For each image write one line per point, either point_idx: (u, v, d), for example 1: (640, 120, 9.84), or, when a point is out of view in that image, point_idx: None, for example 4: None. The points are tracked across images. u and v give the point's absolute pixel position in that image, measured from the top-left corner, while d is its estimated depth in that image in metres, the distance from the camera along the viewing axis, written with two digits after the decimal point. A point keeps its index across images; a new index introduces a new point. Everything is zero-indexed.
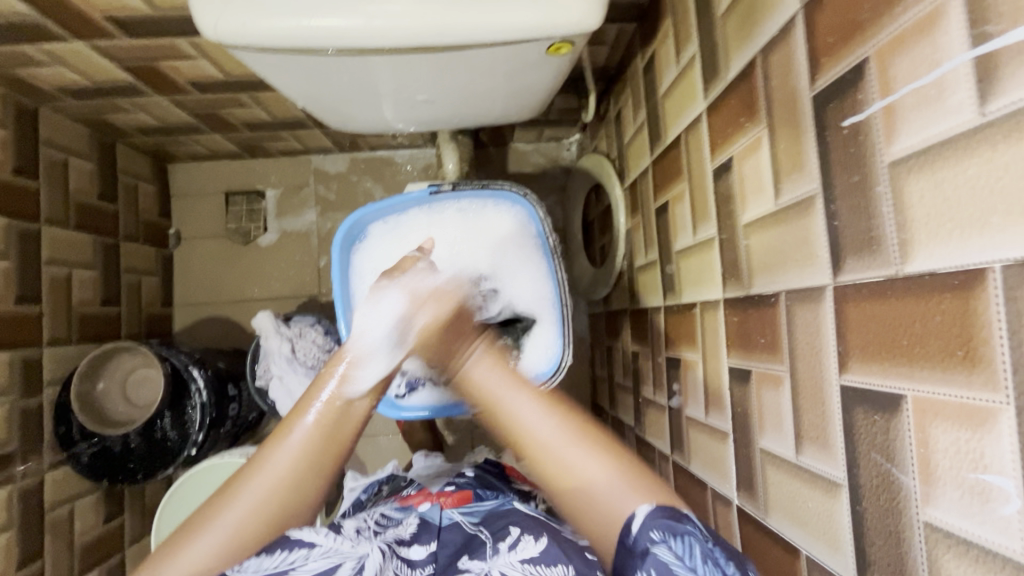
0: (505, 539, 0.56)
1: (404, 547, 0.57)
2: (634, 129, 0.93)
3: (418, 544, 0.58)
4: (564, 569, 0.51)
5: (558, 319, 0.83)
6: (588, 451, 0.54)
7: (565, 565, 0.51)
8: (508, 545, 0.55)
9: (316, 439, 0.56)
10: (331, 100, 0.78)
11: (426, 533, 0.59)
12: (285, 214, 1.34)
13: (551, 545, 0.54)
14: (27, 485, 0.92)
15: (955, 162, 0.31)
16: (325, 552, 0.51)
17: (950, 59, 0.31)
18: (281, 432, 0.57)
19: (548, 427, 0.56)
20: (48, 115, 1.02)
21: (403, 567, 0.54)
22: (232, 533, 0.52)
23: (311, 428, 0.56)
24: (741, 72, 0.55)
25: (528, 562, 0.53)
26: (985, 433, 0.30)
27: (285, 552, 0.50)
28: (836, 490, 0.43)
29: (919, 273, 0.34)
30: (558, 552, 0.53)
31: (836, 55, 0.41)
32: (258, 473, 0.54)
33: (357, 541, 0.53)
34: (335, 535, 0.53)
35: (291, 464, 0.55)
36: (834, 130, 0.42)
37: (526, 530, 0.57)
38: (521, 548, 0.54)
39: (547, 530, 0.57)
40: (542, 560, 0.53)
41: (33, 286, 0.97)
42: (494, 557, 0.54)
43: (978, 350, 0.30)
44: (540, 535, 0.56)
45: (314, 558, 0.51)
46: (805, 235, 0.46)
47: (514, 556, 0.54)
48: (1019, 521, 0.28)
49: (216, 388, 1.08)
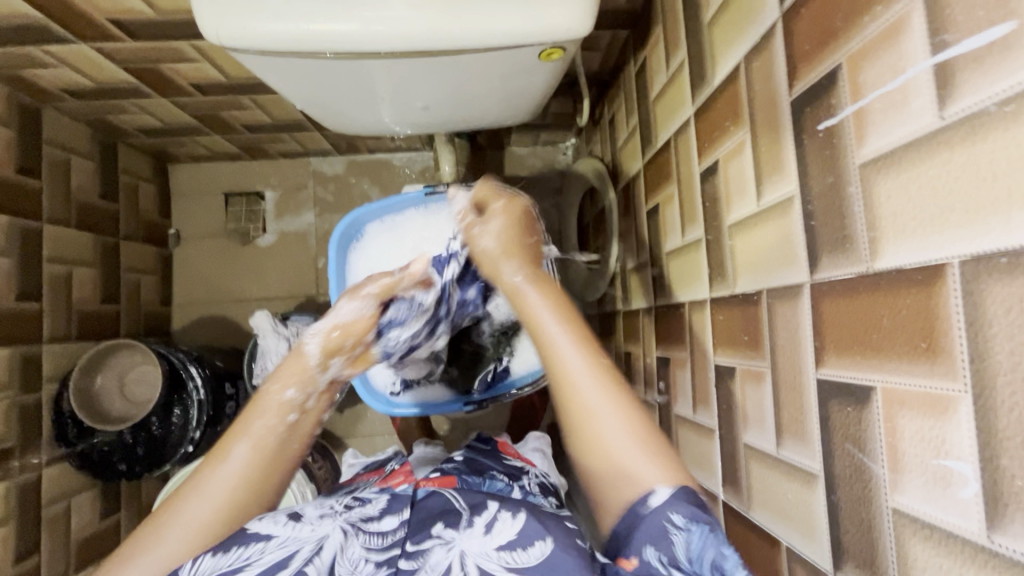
0: (481, 516, 0.52)
1: (373, 522, 0.54)
2: (627, 133, 0.95)
3: (389, 515, 0.55)
4: (541, 548, 0.47)
5: None
6: (618, 416, 0.50)
7: (544, 541, 0.48)
8: (485, 524, 0.51)
9: (259, 453, 0.53)
10: (329, 103, 0.80)
11: (396, 505, 0.57)
12: (284, 216, 1.36)
13: (529, 521, 0.50)
14: (24, 480, 0.93)
15: (918, 163, 0.33)
16: (282, 541, 0.48)
17: (914, 66, 0.33)
18: (234, 430, 0.54)
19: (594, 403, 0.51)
20: (51, 116, 1.04)
21: (370, 539, 0.52)
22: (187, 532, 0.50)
23: (270, 423, 0.54)
24: (726, 78, 0.57)
25: (506, 547, 0.48)
26: (946, 421, 0.32)
27: (241, 547, 0.47)
28: (813, 481, 0.44)
29: (887, 269, 0.35)
30: (535, 528, 0.49)
31: (812, 61, 0.43)
32: (208, 478, 0.52)
33: (317, 524, 0.51)
34: (295, 522, 0.51)
35: (241, 469, 0.52)
36: (810, 133, 0.43)
37: (504, 507, 0.52)
38: (499, 530, 0.50)
39: (526, 505, 0.53)
40: (518, 543, 0.48)
41: (34, 283, 0.98)
42: (468, 534, 0.50)
43: (940, 342, 0.32)
44: (519, 512, 0.51)
45: (273, 547, 0.48)
46: (784, 235, 0.47)
47: (489, 538, 0.49)
48: (976, 504, 0.30)
49: (214, 386, 1.09)
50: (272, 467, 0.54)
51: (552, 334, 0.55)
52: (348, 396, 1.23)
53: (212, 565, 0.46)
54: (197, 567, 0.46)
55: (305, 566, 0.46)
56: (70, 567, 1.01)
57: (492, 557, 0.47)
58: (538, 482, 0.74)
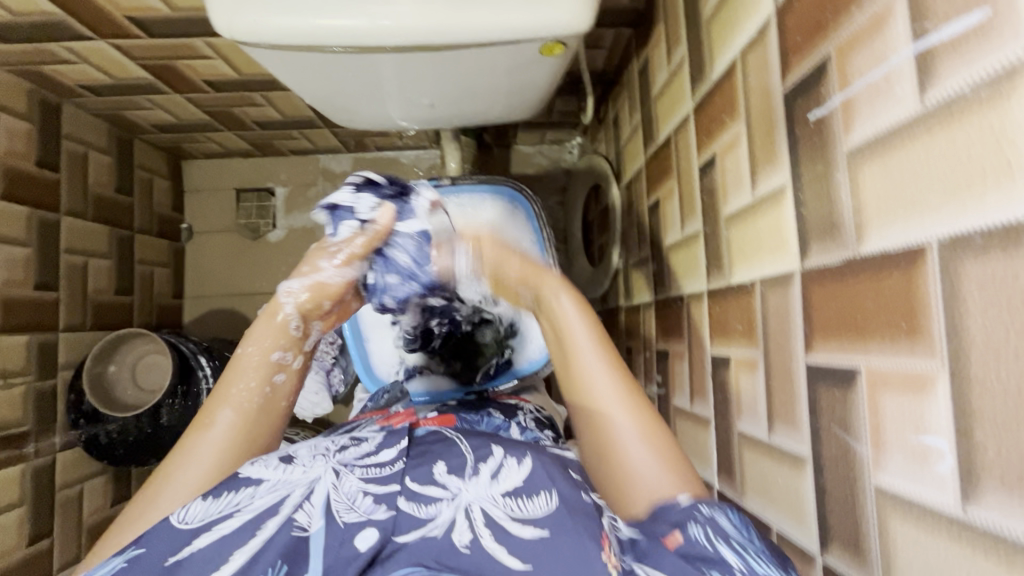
0: (487, 463, 0.48)
1: (370, 456, 0.50)
2: (630, 129, 0.96)
3: (387, 448, 0.51)
4: (548, 499, 0.44)
5: None
6: (636, 423, 0.49)
7: (547, 492, 0.45)
8: (492, 470, 0.47)
9: (241, 423, 0.50)
10: (337, 98, 0.82)
11: (393, 438, 0.53)
12: (293, 211, 1.38)
13: (537, 468, 0.47)
14: (39, 463, 0.96)
15: (901, 149, 0.34)
16: (273, 486, 0.45)
17: (897, 54, 0.34)
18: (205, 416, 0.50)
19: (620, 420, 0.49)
20: (70, 111, 1.07)
21: (369, 471, 0.48)
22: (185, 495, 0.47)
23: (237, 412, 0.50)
24: (724, 71, 0.58)
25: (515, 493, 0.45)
26: (924, 398, 0.32)
27: (232, 494, 0.44)
28: (802, 465, 0.45)
29: (873, 253, 0.36)
30: (543, 477, 0.46)
31: (804, 53, 0.44)
32: (197, 446, 0.49)
33: (309, 466, 0.48)
34: (286, 465, 0.47)
35: (227, 438, 0.49)
36: (802, 122, 0.44)
37: (510, 453, 0.49)
38: (505, 477, 0.46)
39: (531, 449, 0.50)
40: (525, 491, 0.45)
41: (51, 273, 1.01)
42: (474, 485, 0.46)
43: (919, 321, 0.33)
44: (525, 458, 0.48)
45: (260, 494, 0.44)
46: (777, 224, 0.48)
47: (495, 485, 0.46)
48: (953, 478, 0.31)
49: (222, 376, 1.12)
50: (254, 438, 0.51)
51: (581, 345, 0.53)
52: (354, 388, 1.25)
53: (202, 511, 0.43)
54: (187, 514, 0.43)
55: (295, 512, 0.43)
56: (82, 550, 1.03)
57: (498, 504, 0.44)
58: (532, 417, 0.77)
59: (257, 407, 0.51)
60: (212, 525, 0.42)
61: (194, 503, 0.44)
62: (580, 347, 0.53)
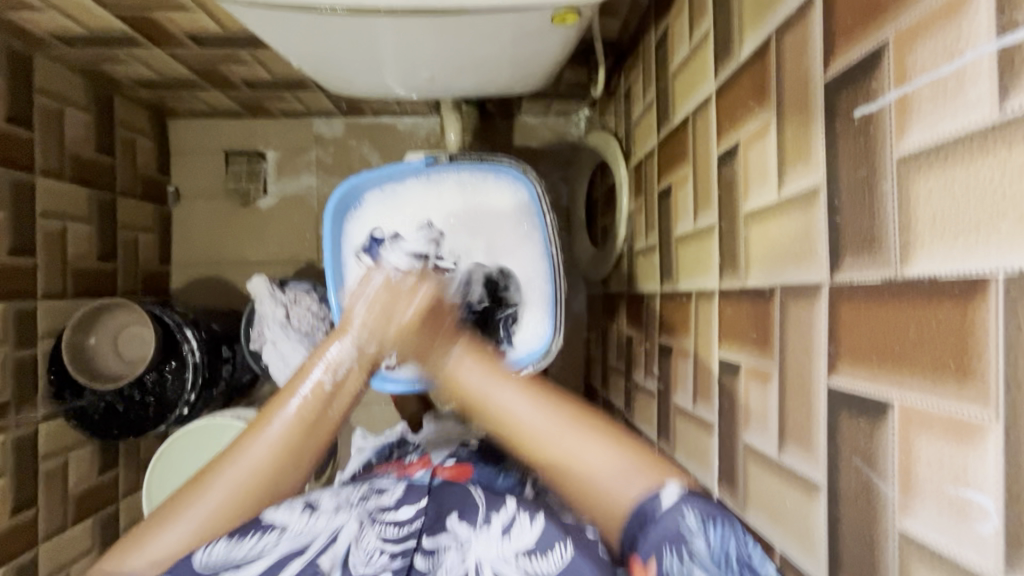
0: (499, 514, 0.52)
1: (391, 511, 0.57)
2: (643, 107, 0.90)
3: (405, 505, 0.57)
4: (561, 554, 0.47)
5: (551, 298, 0.81)
6: (597, 445, 0.50)
7: (563, 546, 0.48)
8: (501, 525, 0.51)
9: (299, 428, 0.56)
10: (329, 63, 0.75)
11: (413, 495, 0.59)
12: (284, 178, 1.32)
13: (548, 526, 0.49)
14: (21, 434, 0.94)
15: (968, 161, 0.30)
16: (294, 533, 0.53)
17: (973, 49, 0.29)
18: (261, 422, 0.57)
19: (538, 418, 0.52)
20: (44, 63, 0.99)
21: (387, 529, 0.54)
22: (197, 526, 0.52)
23: (289, 421, 0.56)
24: (754, 52, 0.52)
25: (522, 552, 0.49)
26: (970, 449, 0.29)
27: (255, 537, 0.51)
28: (814, 491, 0.42)
29: (919, 277, 0.32)
30: (554, 531, 0.49)
31: (853, 39, 0.38)
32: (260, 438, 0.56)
33: (333, 515, 0.55)
34: (310, 512, 0.55)
35: (285, 438, 0.56)
36: (845, 119, 0.39)
37: (523, 508, 0.52)
38: (515, 534, 0.50)
39: (545, 508, 0.52)
40: (536, 549, 0.48)
41: (27, 238, 0.96)
42: (483, 534, 0.51)
43: (972, 363, 0.29)
44: (538, 514, 0.51)
45: (285, 538, 0.52)
46: (806, 229, 0.44)
47: (507, 543, 0.50)
48: (994, 540, 0.28)
49: (209, 350, 1.09)
50: (307, 442, 0.57)
51: (480, 387, 0.55)
52: None
53: (226, 550, 0.50)
54: (210, 551, 0.50)
55: (318, 557, 0.50)
56: (68, 519, 1.02)
57: (507, 561, 0.48)
58: None
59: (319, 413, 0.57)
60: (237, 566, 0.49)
61: (221, 541, 0.51)
62: (506, 403, 0.54)
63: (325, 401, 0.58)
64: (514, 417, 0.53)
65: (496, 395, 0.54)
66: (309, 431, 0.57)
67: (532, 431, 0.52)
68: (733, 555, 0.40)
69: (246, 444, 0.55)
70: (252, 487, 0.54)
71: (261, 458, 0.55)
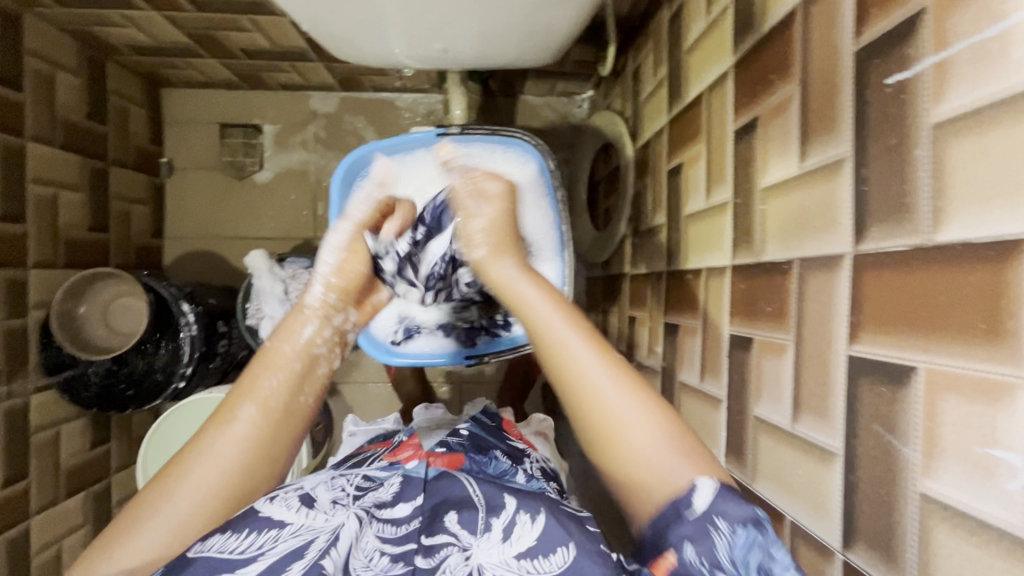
0: (499, 517, 0.49)
1: (386, 509, 0.53)
2: (652, 85, 0.89)
3: (402, 502, 0.54)
4: (563, 556, 0.45)
5: (558, 248, 0.82)
6: (623, 393, 0.47)
7: (564, 547, 0.46)
8: (502, 532, 0.48)
9: (267, 420, 0.52)
10: (338, 28, 0.73)
11: (410, 489, 0.56)
12: (281, 152, 1.30)
13: (550, 524, 0.47)
14: (12, 406, 0.91)
15: (1008, 124, 0.30)
16: (296, 530, 0.47)
17: (1020, 11, 0.29)
18: (224, 413, 0.52)
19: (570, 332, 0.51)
20: (34, 24, 0.95)
21: (385, 528, 0.50)
22: (180, 516, 0.47)
23: (256, 407, 0.52)
24: (778, 25, 0.52)
25: (524, 556, 0.46)
26: (999, 409, 0.30)
27: (255, 533, 0.45)
28: (830, 459, 0.43)
29: (951, 242, 0.33)
30: (556, 533, 0.47)
31: (888, 7, 0.38)
32: (225, 429, 0.51)
33: (331, 513, 0.50)
34: (307, 509, 0.49)
35: (252, 433, 0.51)
36: (876, 88, 0.39)
37: (522, 509, 0.50)
38: (517, 537, 0.47)
39: (544, 504, 0.51)
40: (540, 549, 0.46)
41: (17, 205, 0.93)
42: (485, 542, 0.47)
43: (1005, 325, 0.30)
44: (538, 514, 0.49)
45: (284, 535, 0.46)
46: (828, 200, 0.44)
47: (508, 547, 0.47)
48: (1022, 496, 0.29)
49: (206, 325, 1.07)
50: (280, 428, 0.53)
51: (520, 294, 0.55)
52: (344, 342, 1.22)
53: (222, 543, 0.44)
54: (204, 545, 0.44)
55: (322, 557, 0.44)
56: (60, 494, 1.00)
57: (510, 566, 0.45)
58: (538, 467, 0.72)
59: (291, 397, 0.54)
60: (236, 566, 0.43)
61: (215, 537, 0.45)
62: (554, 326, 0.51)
63: (298, 381, 0.54)
64: (549, 328, 0.51)
65: (536, 304, 0.53)
66: (279, 420, 0.52)
67: (560, 345, 0.50)
68: (755, 563, 0.39)
69: (209, 441, 0.50)
70: (224, 489, 0.49)
71: (228, 458, 0.50)
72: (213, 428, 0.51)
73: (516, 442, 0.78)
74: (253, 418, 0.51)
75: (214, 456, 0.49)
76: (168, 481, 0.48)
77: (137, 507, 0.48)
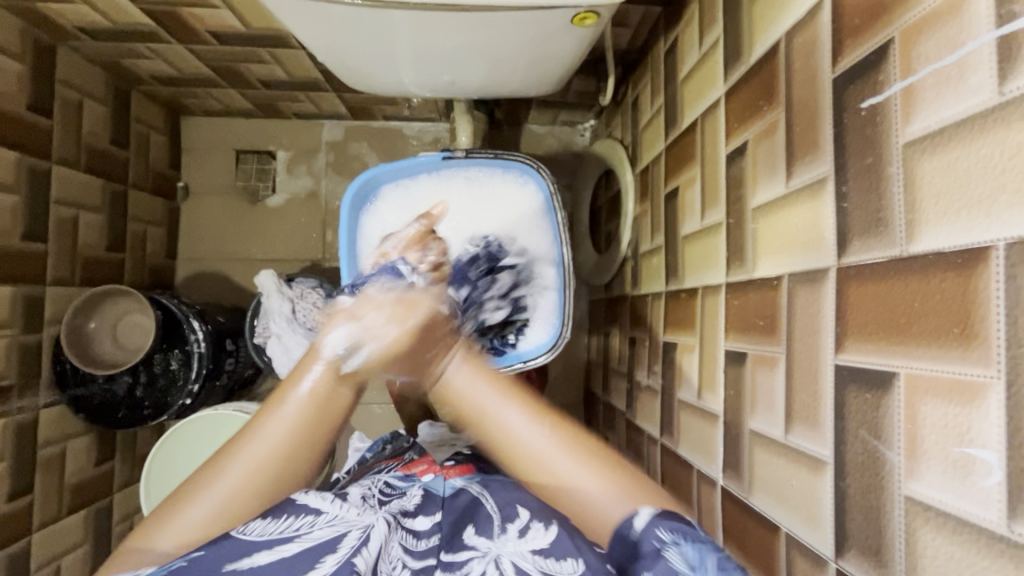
0: (515, 521, 0.50)
1: (411, 518, 0.54)
2: (650, 114, 0.93)
3: (424, 515, 0.54)
4: (574, 566, 0.45)
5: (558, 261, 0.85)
6: (576, 463, 0.49)
7: (576, 560, 0.46)
8: (518, 530, 0.49)
9: (312, 408, 0.51)
10: (351, 58, 0.77)
11: (431, 504, 0.56)
12: (293, 178, 1.34)
13: (563, 535, 0.48)
14: (22, 419, 0.93)
15: (969, 142, 0.32)
16: (330, 519, 0.48)
17: (975, 39, 0.32)
18: (272, 402, 0.51)
19: (537, 437, 0.50)
20: (66, 55, 1.01)
21: (408, 538, 0.51)
22: (229, 499, 0.48)
23: (304, 402, 0.50)
24: (765, 55, 0.55)
25: (539, 554, 0.47)
26: (973, 408, 0.31)
27: (291, 518, 0.47)
28: (821, 468, 0.43)
29: (924, 252, 0.35)
30: (569, 543, 0.47)
31: (861, 36, 0.41)
32: (273, 416, 0.50)
33: (363, 509, 0.50)
34: (340, 501, 0.50)
35: (299, 421, 0.50)
36: (853, 111, 0.42)
37: (537, 515, 0.50)
38: (531, 537, 0.48)
39: (561, 513, 0.50)
40: (552, 552, 0.47)
41: (40, 224, 0.97)
42: (502, 541, 0.49)
43: (975, 327, 0.31)
44: (553, 522, 0.49)
45: (319, 526, 0.47)
46: (813, 218, 0.46)
47: (524, 543, 0.48)
48: (998, 493, 0.30)
49: (215, 342, 1.09)
50: (325, 421, 0.51)
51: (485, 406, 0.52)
52: None
53: (262, 527, 0.46)
54: (247, 527, 0.46)
55: (353, 556, 0.44)
56: (62, 510, 1.01)
57: (527, 558, 0.47)
58: None
59: (333, 389, 0.52)
60: (273, 544, 0.45)
61: (257, 521, 0.47)
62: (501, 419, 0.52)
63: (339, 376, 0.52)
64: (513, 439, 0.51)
65: (500, 415, 0.52)
66: (324, 412, 0.51)
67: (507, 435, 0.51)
68: (711, 568, 0.41)
69: (258, 427, 0.50)
70: (266, 477, 0.49)
71: (272, 443, 0.49)
72: (263, 412, 0.51)
73: None
74: (296, 409, 0.50)
75: (258, 441, 0.49)
76: (219, 463, 0.49)
77: (187, 488, 0.49)
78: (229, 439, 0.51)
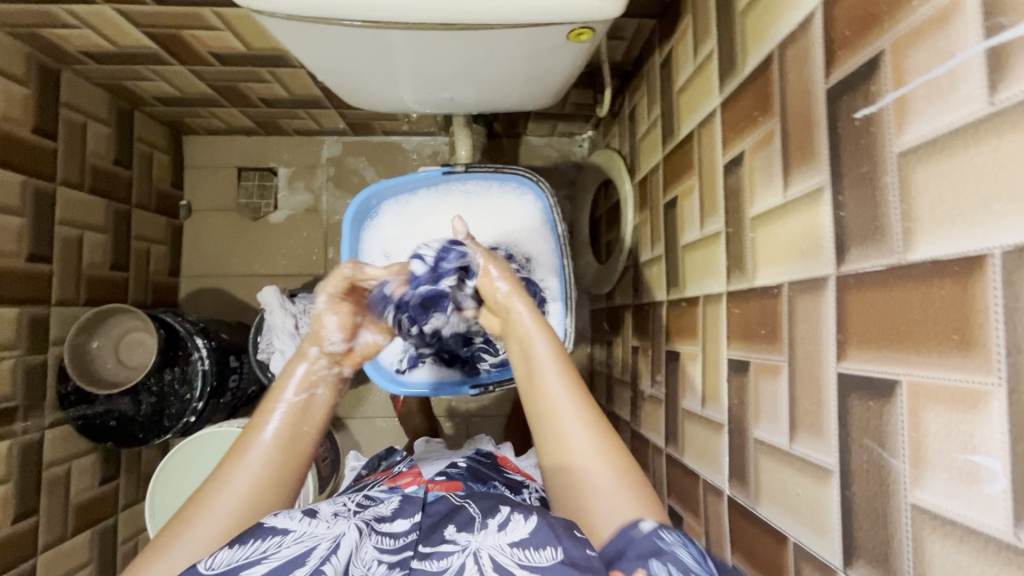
0: (494, 517, 0.51)
1: (386, 522, 0.54)
2: (647, 124, 0.94)
3: (401, 518, 0.55)
4: (553, 554, 0.44)
5: (559, 268, 0.86)
6: (595, 442, 0.53)
7: (554, 547, 0.45)
8: (497, 524, 0.50)
9: (277, 450, 0.56)
10: (351, 77, 0.78)
11: (410, 507, 0.57)
12: (295, 194, 1.35)
13: (541, 522, 0.47)
14: (28, 439, 0.93)
15: (962, 151, 0.33)
16: (298, 536, 0.48)
17: (964, 51, 0.33)
18: (239, 449, 0.56)
19: (566, 404, 0.55)
20: (70, 79, 1.03)
21: (384, 540, 0.52)
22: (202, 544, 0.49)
23: (268, 443, 0.56)
24: (758, 67, 0.56)
25: (517, 545, 0.47)
26: (975, 415, 0.31)
27: (259, 540, 0.46)
28: (827, 477, 0.43)
29: (922, 260, 0.35)
30: (547, 532, 0.46)
31: (852, 48, 0.42)
32: (242, 461, 0.54)
33: (333, 522, 0.51)
34: (310, 518, 0.50)
35: (267, 459, 0.55)
36: (846, 121, 0.43)
37: (517, 508, 0.51)
38: (510, 529, 0.48)
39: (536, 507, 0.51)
40: (531, 542, 0.46)
41: (45, 245, 0.98)
42: (482, 535, 0.49)
43: (974, 334, 0.31)
44: (531, 513, 0.49)
45: (289, 543, 0.47)
46: (811, 226, 0.46)
47: (502, 536, 0.48)
48: (1003, 500, 0.30)
49: (218, 359, 1.10)
50: (288, 463, 0.56)
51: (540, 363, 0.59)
52: (352, 376, 1.23)
53: (229, 557, 0.45)
54: (214, 560, 0.44)
55: (323, 564, 0.45)
56: (67, 530, 1.01)
57: (505, 552, 0.46)
58: (538, 496, 0.72)
59: (293, 428, 0.58)
60: (240, 569, 0.44)
61: (223, 551, 0.46)
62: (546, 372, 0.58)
63: (300, 413, 0.59)
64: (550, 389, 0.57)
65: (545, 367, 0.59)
66: (289, 452, 0.56)
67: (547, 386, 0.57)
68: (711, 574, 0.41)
69: (227, 474, 0.53)
70: (245, 516, 0.51)
71: (242, 487, 0.52)
72: (228, 462, 0.54)
73: (514, 475, 0.79)
74: (269, 445, 0.56)
75: (230, 488, 0.52)
76: (189, 514, 0.50)
77: (156, 545, 0.49)
78: (199, 489, 0.53)
